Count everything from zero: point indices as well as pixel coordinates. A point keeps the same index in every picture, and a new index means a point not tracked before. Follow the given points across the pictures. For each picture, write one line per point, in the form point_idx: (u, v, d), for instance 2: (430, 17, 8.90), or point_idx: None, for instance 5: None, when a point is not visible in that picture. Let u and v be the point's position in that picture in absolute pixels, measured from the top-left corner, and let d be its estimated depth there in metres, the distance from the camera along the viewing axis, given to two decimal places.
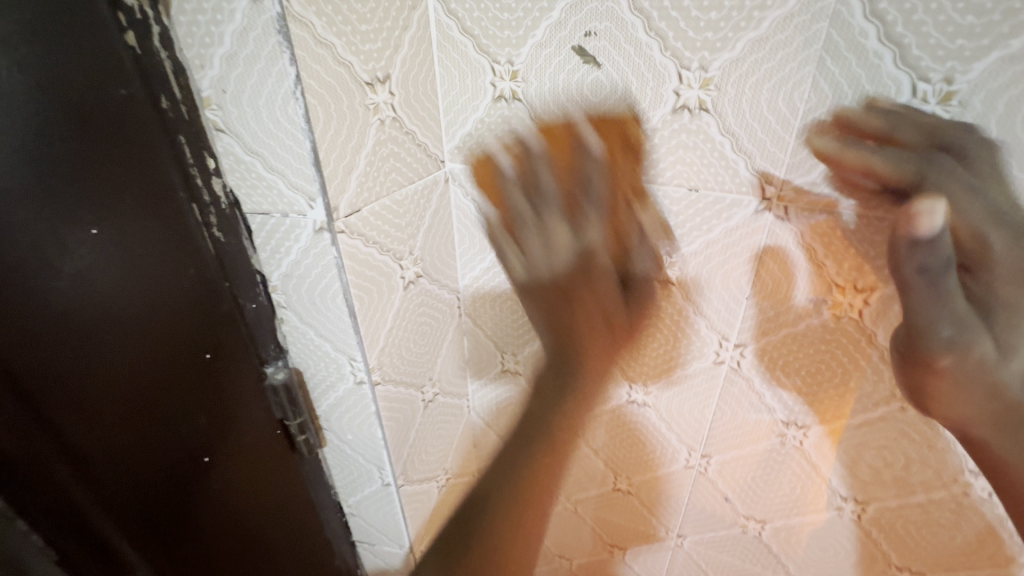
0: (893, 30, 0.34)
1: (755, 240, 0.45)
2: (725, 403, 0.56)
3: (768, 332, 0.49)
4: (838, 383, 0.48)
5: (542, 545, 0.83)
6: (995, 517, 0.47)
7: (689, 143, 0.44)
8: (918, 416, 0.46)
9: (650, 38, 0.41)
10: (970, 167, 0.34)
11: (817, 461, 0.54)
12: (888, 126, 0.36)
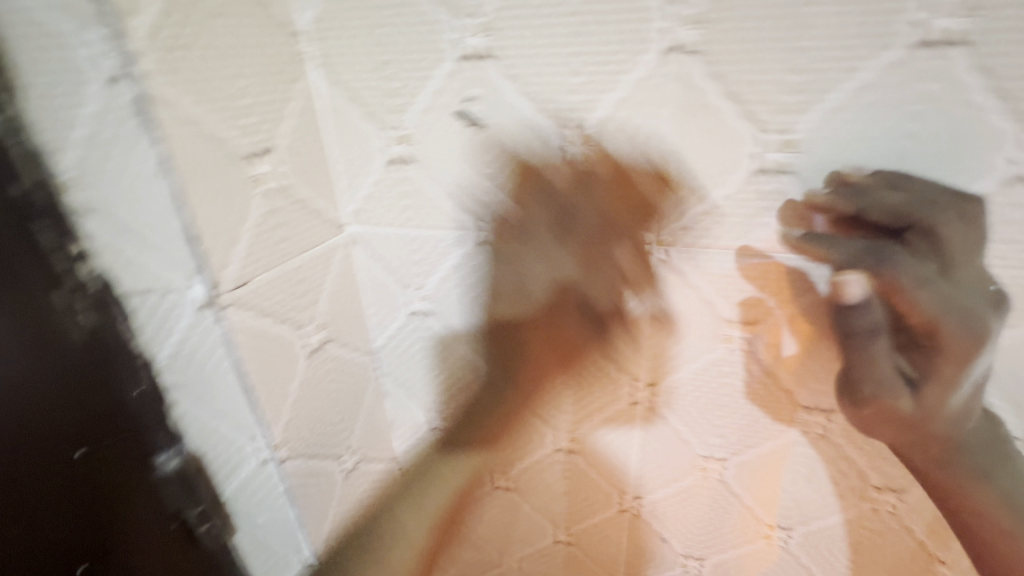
0: (732, 89, 0.37)
1: (648, 282, 0.47)
2: (646, 441, 0.56)
3: (674, 369, 0.50)
4: (744, 411, 0.51)
5: None
6: (897, 520, 0.51)
7: (575, 196, 0.45)
8: (816, 435, 0.49)
9: (523, 101, 0.42)
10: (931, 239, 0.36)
11: (740, 491, 0.55)
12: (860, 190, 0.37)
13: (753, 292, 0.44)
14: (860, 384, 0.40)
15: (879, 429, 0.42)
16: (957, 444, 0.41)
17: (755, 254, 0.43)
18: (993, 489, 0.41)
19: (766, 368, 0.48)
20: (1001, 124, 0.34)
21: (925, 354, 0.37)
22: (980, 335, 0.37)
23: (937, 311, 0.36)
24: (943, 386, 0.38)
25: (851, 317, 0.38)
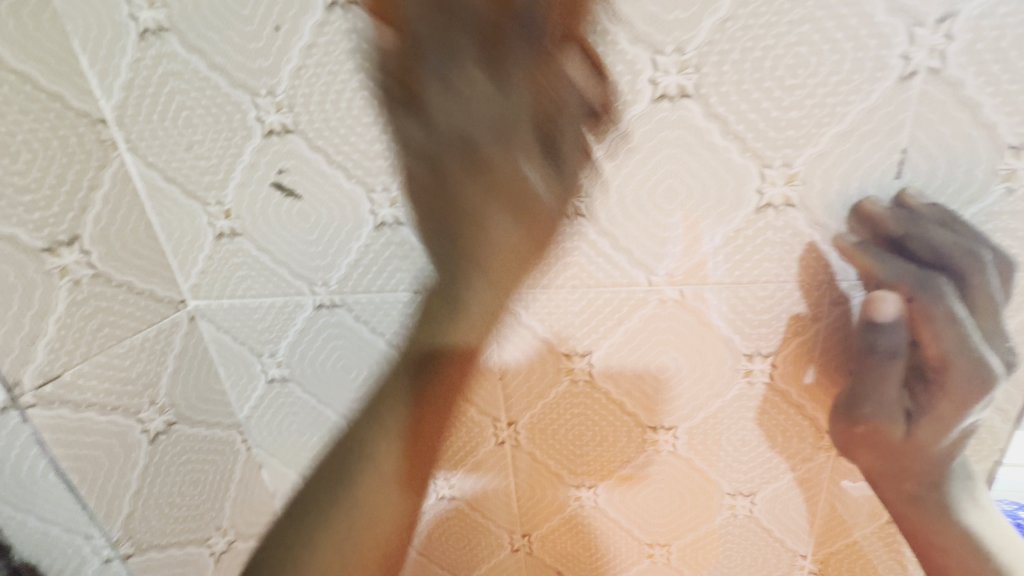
0: None
1: None
2: (521, 477, 0.57)
3: (530, 406, 0.52)
4: (598, 438, 0.53)
5: None
6: (754, 520, 0.54)
7: (400, 253, 0.46)
8: (669, 452, 0.52)
9: (333, 170, 0.44)
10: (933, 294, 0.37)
11: (617, 514, 0.57)
12: (882, 225, 0.38)
13: (581, 326, 0.47)
14: (861, 401, 0.42)
15: (861, 457, 0.45)
16: (932, 483, 0.44)
17: (573, 289, 0.45)
18: (958, 527, 0.44)
19: (608, 395, 0.50)
20: (742, 161, 0.38)
21: (930, 390, 0.40)
22: (986, 383, 0.39)
23: (951, 351, 0.38)
24: (937, 425, 0.41)
25: (874, 336, 0.40)
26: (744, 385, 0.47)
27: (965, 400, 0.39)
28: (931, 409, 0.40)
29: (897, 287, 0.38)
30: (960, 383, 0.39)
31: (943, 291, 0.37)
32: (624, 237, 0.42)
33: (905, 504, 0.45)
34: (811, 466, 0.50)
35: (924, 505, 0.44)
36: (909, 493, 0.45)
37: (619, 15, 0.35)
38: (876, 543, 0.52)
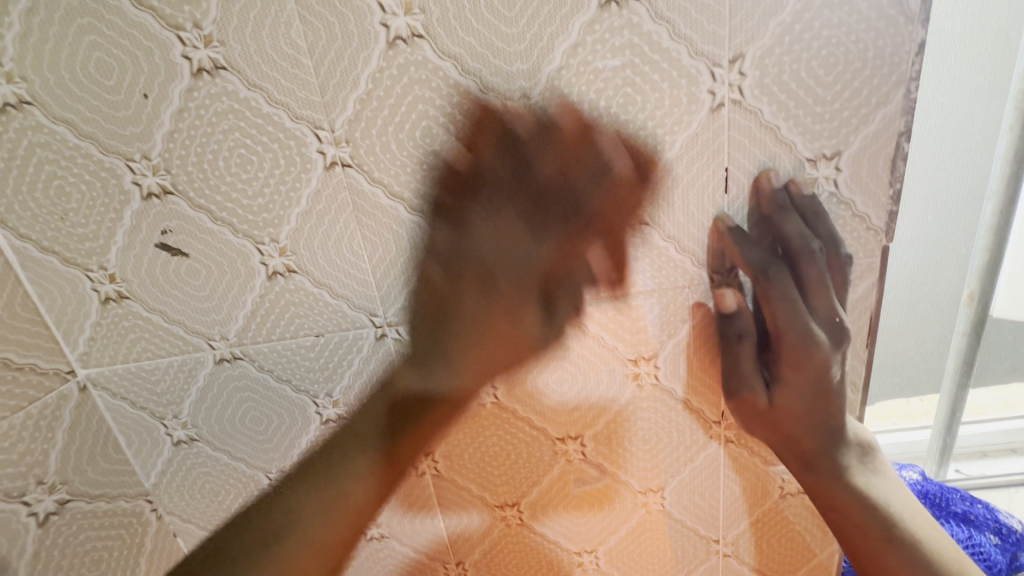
0: (394, 189, 0.43)
1: (391, 360, 0.50)
2: (447, 505, 0.58)
3: (445, 433, 0.53)
4: (512, 457, 0.54)
5: None
6: (669, 517, 0.57)
7: (296, 300, 0.48)
8: (579, 462, 0.54)
9: (219, 226, 0.45)
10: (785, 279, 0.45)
11: (542, 528, 0.59)
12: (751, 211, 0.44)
13: (480, 353, 0.49)
14: (728, 378, 0.50)
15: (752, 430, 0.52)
16: (823, 449, 0.52)
17: (466, 318, 0.48)
18: (851, 490, 0.52)
19: (515, 415, 0.52)
20: (596, 187, 0.43)
21: (774, 360, 0.49)
22: (817, 351, 0.47)
23: (787, 326, 0.47)
24: (790, 389, 0.50)
25: (728, 324, 0.48)
26: (635, 389, 0.51)
27: (807, 369, 0.48)
28: (779, 376, 0.49)
29: (745, 269, 0.45)
30: (804, 355, 0.48)
31: (779, 276, 0.45)
32: (504, 263, 0.46)
33: (805, 471, 0.53)
34: (709, 456, 0.54)
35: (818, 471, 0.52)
36: (802, 459, 0.52)
37: (468, 69, 0.39)
38: (773, 516, 0.57)
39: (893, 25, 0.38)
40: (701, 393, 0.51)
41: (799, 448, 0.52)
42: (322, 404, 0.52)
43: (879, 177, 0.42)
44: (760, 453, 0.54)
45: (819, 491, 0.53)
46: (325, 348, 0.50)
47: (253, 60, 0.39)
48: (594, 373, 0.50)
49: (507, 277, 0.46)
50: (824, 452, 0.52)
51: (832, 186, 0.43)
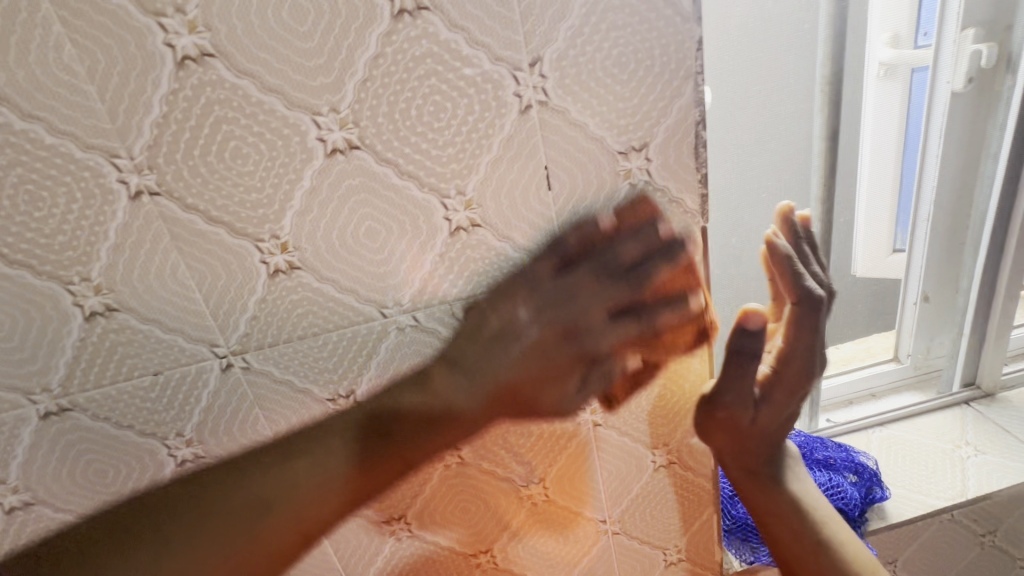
0: (211, 214, 0.42)
1: (242, 390, 0.48)
2: (334, 531, 0.56)
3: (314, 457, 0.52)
4: (391, 472, 0.54)
5: None
6: (551, 506, 0.60)
7: (124, 339, 0.44)
8: (458, 467, 0.56)
9: (16, 269, 0.40)
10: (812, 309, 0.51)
11: (434, 536, 0.59)
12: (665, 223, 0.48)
13: (337, 369, 0.49)
14: (726, 391, 0.55)
15: (648, 409, 0.56)
16: (770, 461, 0.62)
17: (318, 337, 0.47)
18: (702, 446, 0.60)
19: (399, 436, 0.52)
20: (421, 194, 0.43)
21: (772, 381, 0.57)
22: (807, 374, 0.56)
23: (796, 349, 0.54)
24: (774, 405, 0.58)
25: (749, 339, 0.51)
26: (498, 386, 0.52)
27: (788, 394, 0.57)
28: (769, 393, 0.57)
29: (794, 290, 0.50)
30: (784, 381, 0.56)
31: (816, 303, 0.50)
32: (343, 277, 0.45)
33: (747, 477, 0.61)
34: (586, 441, 0.56)
35: (686, 432, 0.59)
36: (748, 469, 0.61)
37: (268, 86, 0.39)
38: (651, 488, 0.61)
39: (672, 25, 0.41)
40: None
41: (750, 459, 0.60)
42: (173, 444, 0.49)
43: (686, 164, 0.46)
44: (628, 430, 0.57)
45: (687, 451, 0.60)
46: (167, 386, 0.47)
47: (24, 88, 0.36)
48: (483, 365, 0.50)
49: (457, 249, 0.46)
50: (696, 424, 0.58)
51: (646, 176, 0.46)
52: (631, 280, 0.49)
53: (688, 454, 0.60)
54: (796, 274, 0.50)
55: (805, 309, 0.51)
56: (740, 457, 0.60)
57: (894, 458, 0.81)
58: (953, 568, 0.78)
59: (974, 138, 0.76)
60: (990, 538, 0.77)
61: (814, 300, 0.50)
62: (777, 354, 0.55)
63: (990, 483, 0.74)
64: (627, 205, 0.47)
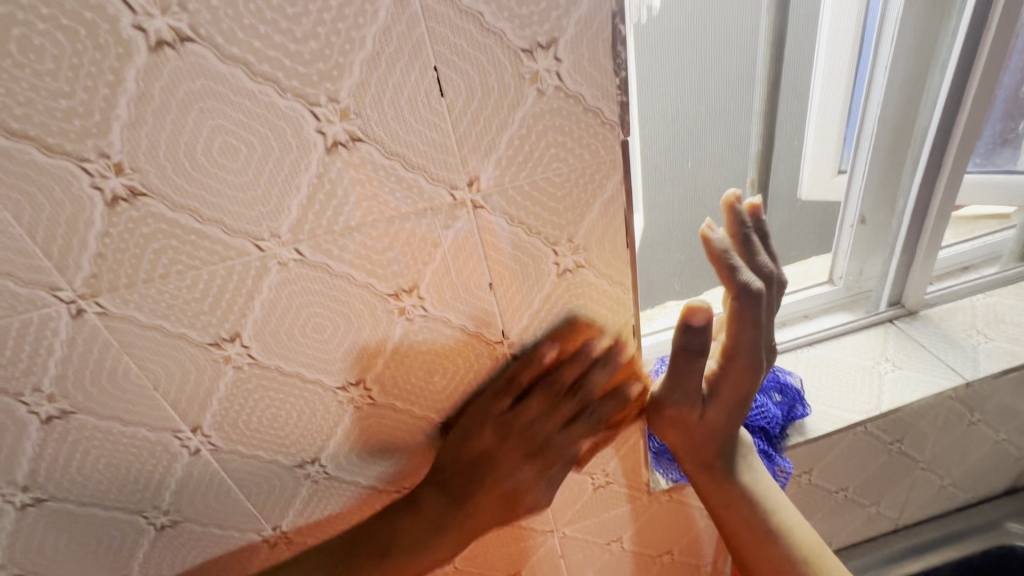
0: (10, 125, 0.32)
1: (104, 339, 0.42)
2: (242, 477, 0.53)
3: (206, 406, 0.48)
4: (295, 414, 0.51)
5: None
6: (473, 439, 0.58)
7: None
8: (372, 408, 0.52)
9: None
10: (756, 302, 0.55)
11: (354, 475, 0.57)
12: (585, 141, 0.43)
13: (215, 310, 0.43)
14: (672, 392, 0.60)
15: (569, 343, 0.54)
16: (720, 456, 0.66)
17: (187, 274, 0.41)
18: (627, 374, 0.58)
19: (305, 378, 0.49)
20: (284, 101, 0.36)
21: (720, 377, 0.61)
22: (752, 371, 0.61)
23: (739, 344, 0.59)
24: (722, 402, 0.62)
25: (691, 339, 0.55)
26: (405, 323, 0.48)
27: (734, 394, 0.62)
28: (717, 390, 0.62)
29: (733, 287, 0.54)
30: (731, 380, 0.61)
31: (757, 297, 0.55)
32: (203, 203, 0.38)
33: (700, 471, 0.66)
34: (504, 377, 0.55)
35: (613, 363, 0.57)
36: (700, 464, 0.66)
37: None
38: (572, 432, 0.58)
39: None
40: (476, 315, 0.49)
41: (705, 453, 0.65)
42: (32, 401, 0.43)
43: (603, 66, 0.40)
44: (550, 363, 0.55)
45: (610, 380, 0.58)
46: (7, 339, 0.40)
47: None
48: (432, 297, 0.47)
49: (339, 166, 0.39)
50: (621, 355, 0.56)
51: (558, 80, 0.40)
52: (545, 203, 0.45)
53: (612, 384, 0.59)
54: (732, 270, 0.54)
55: (744, 304, 0.55)
56: (696, 453, 0.65)
57: (818, 377, 0.83)
58: (863, 473, 0.84)
59: (925, 46, 0.72)
60: (898, 445, 0.83)
61: (751, 293, 0.55)
62: (724, 350, 0.60)
63: (903, 396, 0.78)
64: (542, 125, 0.41)
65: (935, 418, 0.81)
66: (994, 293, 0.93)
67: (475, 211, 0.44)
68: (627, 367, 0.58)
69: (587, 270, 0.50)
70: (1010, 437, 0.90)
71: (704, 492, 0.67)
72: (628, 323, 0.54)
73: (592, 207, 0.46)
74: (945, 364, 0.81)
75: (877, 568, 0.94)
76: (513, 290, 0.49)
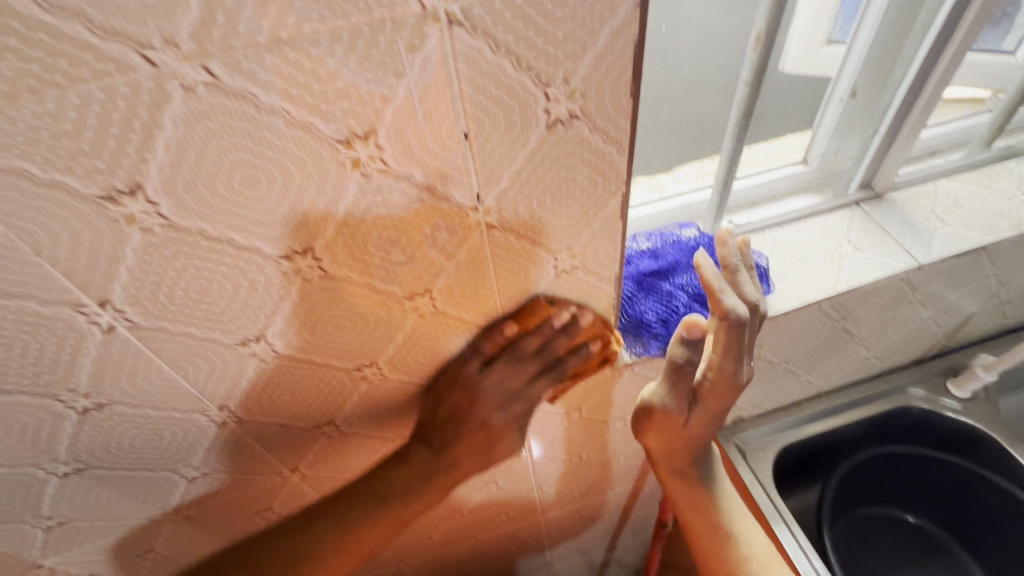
0: None
1: None
2: (175, 358, 0.47)
3: (114, 277, 0.39)
4: (233, 287, 0.43)
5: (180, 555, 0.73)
6: (442, 316, 0.53)
7: None
8: (323, 281, 0.45)
9: None
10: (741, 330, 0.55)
11: (308, 354, 0.52)
12: None
13: (102, 153, 0.32)
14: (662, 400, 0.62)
15: (554, 212, 0.47)
16: (692, 454, 0.71)
17: (45, 95, 0.29)
18: (607, 247, 0.53)
19: (239, 245, 0.40)
20: None
21: (705, 388, 0.62)
22: (736, 383, 0.61)
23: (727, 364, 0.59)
24: (705, 408, 0.64)
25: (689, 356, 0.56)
26: (360, 180, 0.39)
27: (716, 406, 0.63)
28: (701, 398, 0.63)
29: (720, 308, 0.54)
30: (714, 391, 0.62)
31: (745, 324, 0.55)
32: None
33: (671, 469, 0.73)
34: (463, 263, 0.48)
35: (599, 239, 0.52)
36: (674, 461, 0.72)
37: None
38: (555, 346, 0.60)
39: None
40: (448, 173, 0.41)
41: (682, 456, 0.70)
42: None
43: None
44: (512, 250, 0.49)
45: (591, 256, 0.53)
46: None
47: None
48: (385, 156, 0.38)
49: None
50: (606, 228, 0.51)
51: None
52: (545, 24, 0.35)
53: (592, 258, 0.54)
54: (721, 295, 0.54)
55: (732, 328, 0.55)
56: (669, 452, 0.70)
57: (783, 257, 0.83)
58: (805, 348, 0.89)
59: None
60: (842, 322, 0.87)
61: (738, 319, 0.54)
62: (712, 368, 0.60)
63: (859, 277, 0.80)
64: None
65: (881, 297, 0.85)
66: (956, 179, 0.93)
67: (448, 31, 0.33)
68: (612, 240, 0.52)
69: (580, 122, 0.41)
70: (935, 315, 0.97)
71: (674, 492, 0.77)
72: (615, 191, 0.48)
73: (596, 37, 0.36)
74: (903, 247, 0.83)
75: (796, 427, 1.05)
76: (493, 145, 0.40)
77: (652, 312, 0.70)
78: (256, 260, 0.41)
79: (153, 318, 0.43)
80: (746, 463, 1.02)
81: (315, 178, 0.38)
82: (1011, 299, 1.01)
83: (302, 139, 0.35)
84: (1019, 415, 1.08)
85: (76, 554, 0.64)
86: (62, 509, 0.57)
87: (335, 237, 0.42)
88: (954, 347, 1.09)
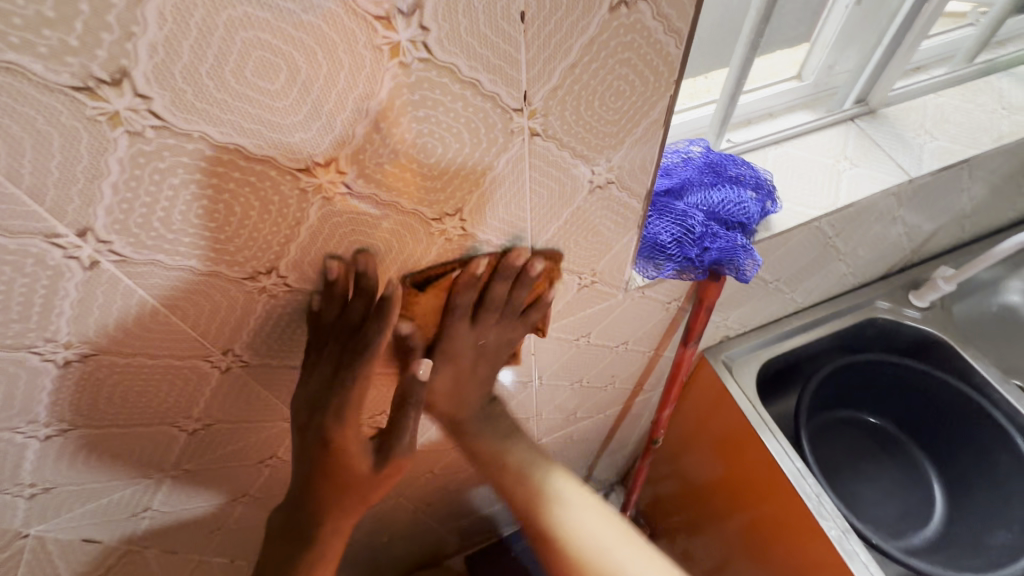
0: None
1: None
2: (173, 297, 0.40)
3: (97, 199, 0.32)
4: (243, 209, 0.36)
5: (181, 510, 0.69)
6: (470, 239, 0.48)
7: None
8: (349, 199, 0.39)
9: None
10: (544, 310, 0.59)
11: (320, 287, 0.46)
12: None
13: (76, 26, 0.24)
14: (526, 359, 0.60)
15: (601, 118, 0.43)
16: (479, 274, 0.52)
17: None
18: (645, 157, 0.49)
19: (250, 157, 0.33)
20: None
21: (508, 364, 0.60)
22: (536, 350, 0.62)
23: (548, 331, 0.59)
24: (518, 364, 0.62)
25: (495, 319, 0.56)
26: (397, 71, 0.32)
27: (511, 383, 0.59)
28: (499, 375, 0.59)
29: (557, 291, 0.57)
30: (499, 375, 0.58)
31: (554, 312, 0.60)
32: None
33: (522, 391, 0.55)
34: (502, 177, 0.43)
35: (640, 149, 0.48)
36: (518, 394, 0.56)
37: None
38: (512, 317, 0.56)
39: None
40: (497, 65, 0.35)
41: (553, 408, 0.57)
42: None
43: None
44: (551, 161, 0.44)
45: (627, 169, 0.49)
46: None
47: None
48: (433, 34, 0.31)
49: None
50: (648, 136, 0.47)
51: None
52: None
53: (629, 172, 0.50)
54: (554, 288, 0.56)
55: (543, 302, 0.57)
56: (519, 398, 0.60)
57: (783, 174, 0.82)
58: (797, 265, 0.91)
59: None
60: (832, 238, 0.89)
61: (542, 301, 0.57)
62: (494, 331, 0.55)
63: (856, 192, 0.81)
64: None
65: (872, 212, 0.87)
66: (942, 94, 0.94)
67: None
68: (651, 149, 0.49)
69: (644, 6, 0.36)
70: (908, 231, 1.02)
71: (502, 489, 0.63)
72: (665, 92, 0.44)
73: None
74: (895, 163, 0.84)
75: (776, 341, 1.10)
76: (550, 31, 0.34)
77: (666, 232, 0.67)
78: (273, 174, 0.35)
79: (144, 249, 0.36)
80: (731, 377, 1.07)
81: (347, 68, 0.31)
82: (971, 213, 1.07)
83: (336, 15, 0.28)
84: (969, 320, 1.17)
85: (65, 519, 0.58)
86: (46, 475, 0.51)
87: (368, 142, 0.36)
88: (917, 261, 1.16)
